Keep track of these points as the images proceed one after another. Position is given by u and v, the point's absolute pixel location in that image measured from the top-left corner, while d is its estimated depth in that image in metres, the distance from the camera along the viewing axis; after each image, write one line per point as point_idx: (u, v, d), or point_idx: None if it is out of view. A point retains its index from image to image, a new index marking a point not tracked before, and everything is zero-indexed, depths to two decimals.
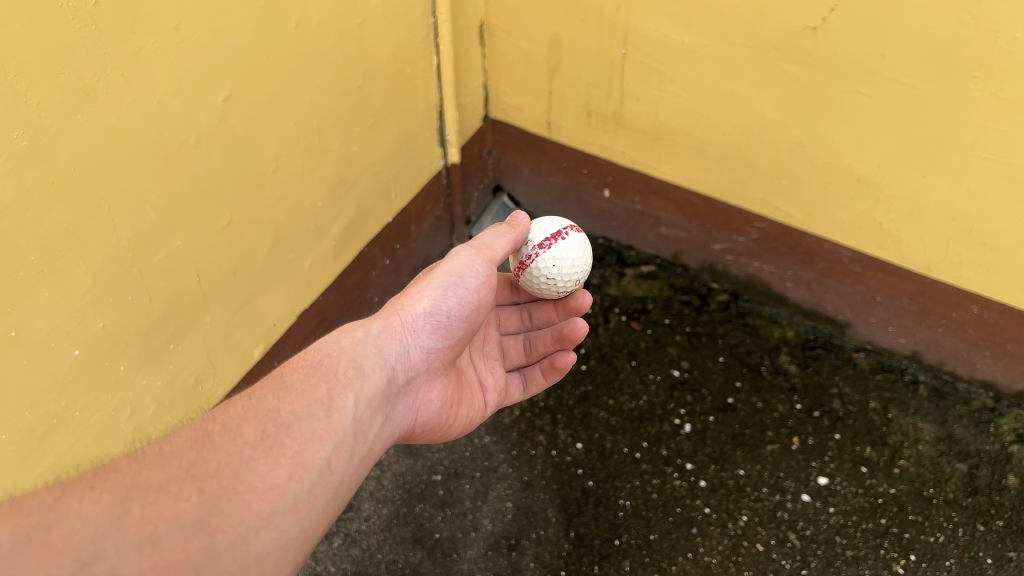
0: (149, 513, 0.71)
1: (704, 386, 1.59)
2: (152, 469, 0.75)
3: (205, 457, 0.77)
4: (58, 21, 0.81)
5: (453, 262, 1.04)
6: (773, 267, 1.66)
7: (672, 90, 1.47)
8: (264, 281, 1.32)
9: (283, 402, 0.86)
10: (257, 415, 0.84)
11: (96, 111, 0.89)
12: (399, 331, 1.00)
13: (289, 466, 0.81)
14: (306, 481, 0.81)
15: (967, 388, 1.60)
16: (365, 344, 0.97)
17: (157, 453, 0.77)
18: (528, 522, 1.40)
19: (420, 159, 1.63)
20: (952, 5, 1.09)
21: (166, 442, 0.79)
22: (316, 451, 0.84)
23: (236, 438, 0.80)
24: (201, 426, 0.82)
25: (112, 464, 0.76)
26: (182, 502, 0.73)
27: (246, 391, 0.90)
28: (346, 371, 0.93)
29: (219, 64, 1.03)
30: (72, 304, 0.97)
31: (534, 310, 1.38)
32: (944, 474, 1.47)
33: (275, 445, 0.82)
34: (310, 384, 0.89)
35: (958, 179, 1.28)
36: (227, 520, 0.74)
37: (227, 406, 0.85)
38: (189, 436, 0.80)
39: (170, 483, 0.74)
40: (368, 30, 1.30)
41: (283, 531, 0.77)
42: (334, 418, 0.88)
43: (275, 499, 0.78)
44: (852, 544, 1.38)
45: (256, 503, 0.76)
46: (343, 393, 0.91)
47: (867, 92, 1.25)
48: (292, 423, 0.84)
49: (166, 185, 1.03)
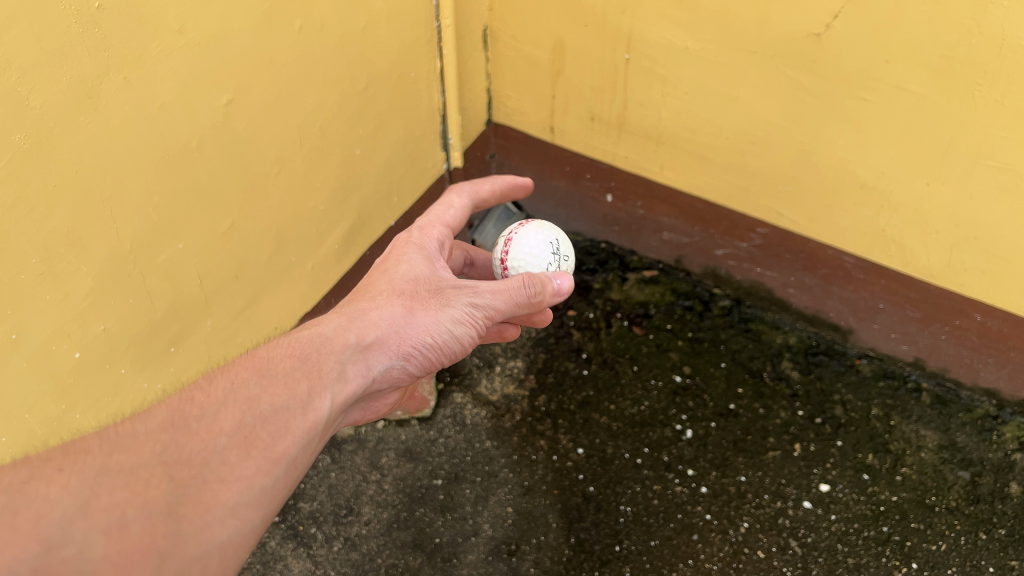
0: (118, 498, 0.69)
1: (706, 392, 1.59)
2: (124, 453, 0.73)
3: (179, 443, 0.75)
4: (61, 25, 0.81)
5: (466, 310, 1.00)
6: (776, 273, 1.66)
7: (675, 95, 1.46)
8: (266, 284, 1.32)
9: (263, 392, 0.83)
10: (235, 402, 0.81)
11: (98, 114, 0.89)
12: (391, 349, 0.96)
13: (260, 459, 0.78)
14: (272, 475, 0.78)
15: (970, 395, 1.60)
16: (355, 351, 0.93)
17: (129, 435, 0.75)
18: (529, 528, 1.40)
19: (422, 163, 1.63)
20: (957, 12, 1.08)
21: (140, 421, 0.77)
22: (287, 446, 0.81)
23: (212, 425, 0.78)
24: (179, 406, 0.78)
25: (83, 443, 0.73)
26: (152, 489, 0.71)
27: (228, 366, 0.86)
28: (330, 372, 0.89)
29: (223, 68, 1.03)
30: (72, 307, 0.97)
31: (473, 255, 1.36)
32: (946, 482, 1.46)
33: (249, 436, 0.79)
34: (294, 378, 0.86)
35: (962, 187, 1.27)
36: (194, 508, 0.72)
37: (208, 384, 0.82)
38: (165, 417, 0.77)
39: (141, 469, 0.72)
40: (370, 34, 1.30)
41: (246, 521, 0.75)
42: (311, 417, 0.84)
43: (242, 490, 0.75)
44: (853, 552, 1.38)
45: (223, 493, 0.74)
46: (322, 393, 0.87)
47: (872, 99, 1.25)
48: (269, 415, 0.81)
49: (168, 187, 1.03)
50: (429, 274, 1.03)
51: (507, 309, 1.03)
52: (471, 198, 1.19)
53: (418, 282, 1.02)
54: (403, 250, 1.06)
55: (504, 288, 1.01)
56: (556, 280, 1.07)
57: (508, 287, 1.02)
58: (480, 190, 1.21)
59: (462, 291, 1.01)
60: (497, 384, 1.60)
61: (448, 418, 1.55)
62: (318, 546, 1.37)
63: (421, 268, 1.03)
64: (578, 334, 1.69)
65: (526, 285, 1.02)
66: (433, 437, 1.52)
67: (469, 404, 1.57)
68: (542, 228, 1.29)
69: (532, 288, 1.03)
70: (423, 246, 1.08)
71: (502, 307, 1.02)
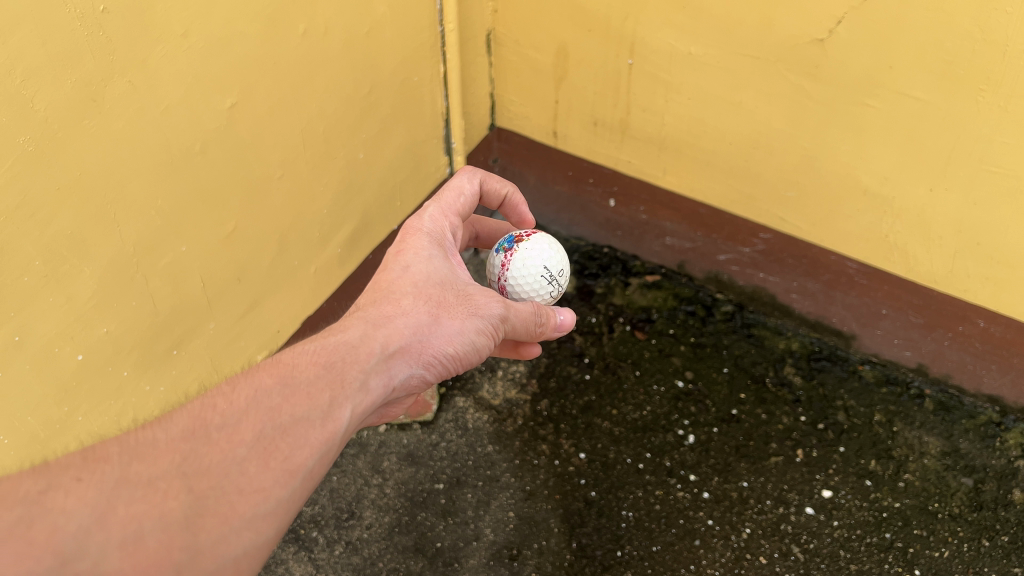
0: (135, 510, 0.68)
1: (710, 397, 1.59)
2: (143, 462, 0.72)
3: (198, 453, 0.74)
4: (66, 27, 0.81)
5: (488, 321, 1.02)
6: (779, 278, 1.66)
7: (678, 100, 1.46)
8: (269, 287, 1.32)
9: (285, 401, 0.82)
10: (256, 410, 0.80)
11: (103, 116, 0.89)
12: (413, 358, 0.96)
13: (278, 471, 0.77)
14: (289, 487, 0.78)
15: (973, 402, 1.59)
16: (379, 360, 0.92)
17: (149, 443, 0.74)
18: (530, 532, 1.39)
19: (425, 166, 1.63)
20: (961, 18, 1.08)
21: (160, 428, 0.76)
22: (305, 457, 0.80)
23: (232, 435, 0.77)
24: (199, 414, 0.78)
25: (102, 450, 0.72)
26: (170, 500, 0.70)
27: (250, 372, 0.85)
28: (353, 381, 0.88)
29: (227, 71, 1.03)
30: (75, 309, 0.97)
31: (482, 231, 1.38)
32: (949, 488, 1.46)
33: (269, 447, 0.78)
34: (317, 388, 0.85)
35: (965, 193, 1.27)
36: (211, 520, 0.72)
37: (231, 390, 0.81)
38: (186, 425, 0.76)
39: (159, 479, 0.71)
40: (375, 37, 1.30)
41: (260, 532, 0.75)
42: (330, 428, 0.83)
43: (259, 502, 0.75)
44: (856, 558, 1.37)
45: (241, 505, 0.74)
46: (344, 403, 0.86)
47: (875, 104, 1.25)
48: (290, 426, 0.80)
49: (172, 190, 1.03)
50: (449, 278, 1.04)
51: (521, 328, 1.08)
52: (480, 184, 1.19)
53: (441, 285, 1.02)
54: (422, 247, 1.06)
55: (523, 310, 1.07)
56: (560, 314, 1.15)
57: (527, 311, 1.08)
58: (490, 183, 1.21)
59: (484, 301, 1.03)
60: (499, 388, 1.60)
61: (450, 422, 1.55)
62: (320, 549, 1.37)
63: (442, 270, 1.04)
64: (581, 338, 1.69)
65: (536, 315, 1.09)
66: (435, 441, 1.52)
67: (470, 408, 1.57)
68: (529, 257, 1.25)
69: (540, 320, 1.10)
70: (440, 239, 1.09)
71: (518, 322, 1.07)
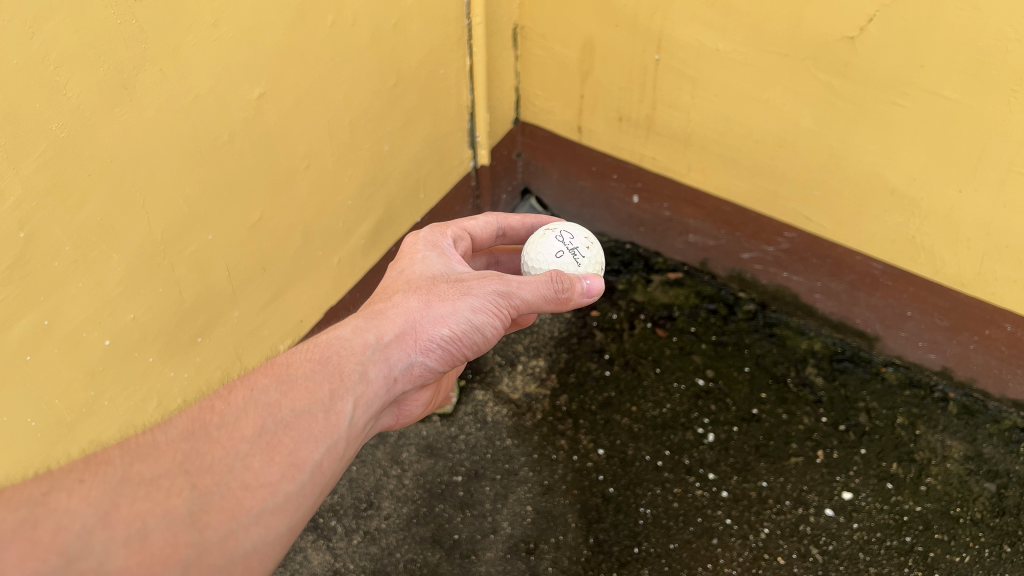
0: (139, 508, 0.66)
1: (729, 396, 1.58)
2: (146, 462, 0.70)
3: (200, 451, 0.73)
4: (100, 16, 0.82)
5: (483, 299, 0.97)
6: (802, 277, 1.65)
7: (704, 96, 1.46)
8: (293, 276, 1.33)
9: (284, 397, 0.81)
10: (256, 408, 0.79)
11: (133, 104, 0.90)
12: (410, 345, 0.95)
13: (283, 464, 0.76)
14: (297, 481, 0.76)
15: (999, 406, 1.58)
16: (375, 351, 0.92)
17: (151, 444, 0.72)
18: (548, 527, 1.40)
19: (449, 159, 1.63)
20: (995, 17, 1.07)
21: (161, 431, 0.74)
22: (311, 450, 0.79)
23: (233, 433, 0.76)
24: (200, 415, 0.77)
25: (105, 454, 0.71)
26: (173, 498, 0.68)
27: (249, 374, 0.84)
28: (351, 373, 0.88)
29: (256, 61, 1.04)
30: (104, 295, 0.98)
31: (499, 256, 1.37)
32: (971, 493, 1.45)
33: (272, 441, 0.77)
34: (314, 381, 0.84)
35: (995, 196, 1.26)
36: (218, 515, 0.69)
37: (228, 392, 0.81)
38: (186, 426, 0.75)
39: (162, 478, 0.69)
40: (402, 29, 1.30)
41: (271, 528, 0.73)
42: (333, 419, 0.83)
43: (267, 496, 0.73)
44: (875, 561, 1.36)
45: (247, 500, 0.72)
46: (344, 396, 0.86)
47: (905, 103, 1.24)
48: (291, 421, 0.79)
49: (200, 179, 1.04)
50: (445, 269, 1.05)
51: (533, 301, 1.00)
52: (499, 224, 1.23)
53: (433, 277, 1.02)
54: (417, 250, 1.07)
55: (531, 282, 0.99)
56: (586, 282, 1.06)
57: (534, 280, 1.00)
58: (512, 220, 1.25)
59: (479, 282, 1.00)
60: (518, 383, 1.61)
61: (469, 415, 1.55)
62: (338, 538, 1.38)
63: (437, 264, 1.05)
64: (601, 335, 1.69)
65: (554, 283, 1.01)
66: (454, 433, 1.52)
67: (490, 402, 1.58)
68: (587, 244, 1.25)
69: (560, 287, 1.01)
70: (436, 243, 1.10)
71: (527, 296, 0.99)
